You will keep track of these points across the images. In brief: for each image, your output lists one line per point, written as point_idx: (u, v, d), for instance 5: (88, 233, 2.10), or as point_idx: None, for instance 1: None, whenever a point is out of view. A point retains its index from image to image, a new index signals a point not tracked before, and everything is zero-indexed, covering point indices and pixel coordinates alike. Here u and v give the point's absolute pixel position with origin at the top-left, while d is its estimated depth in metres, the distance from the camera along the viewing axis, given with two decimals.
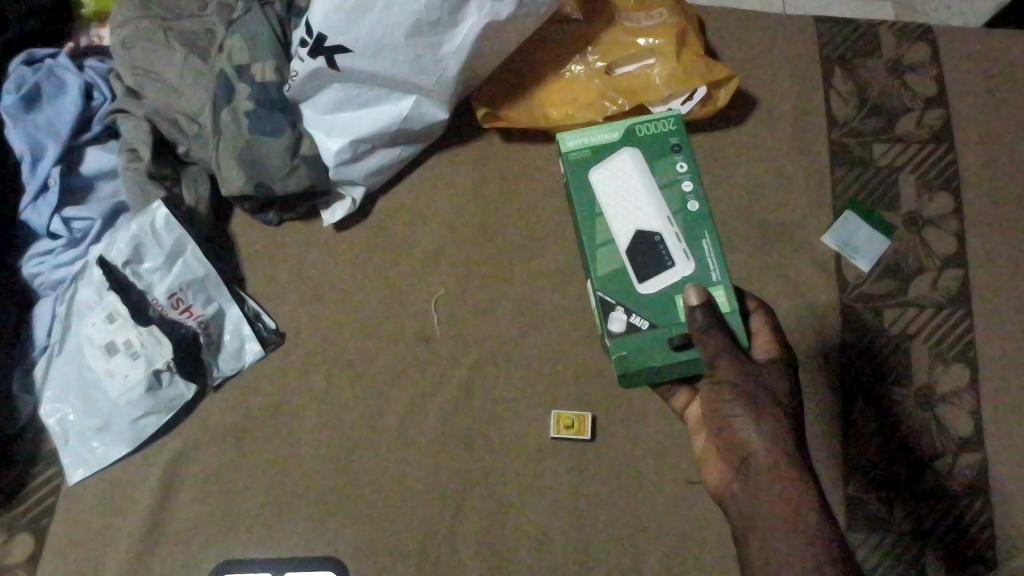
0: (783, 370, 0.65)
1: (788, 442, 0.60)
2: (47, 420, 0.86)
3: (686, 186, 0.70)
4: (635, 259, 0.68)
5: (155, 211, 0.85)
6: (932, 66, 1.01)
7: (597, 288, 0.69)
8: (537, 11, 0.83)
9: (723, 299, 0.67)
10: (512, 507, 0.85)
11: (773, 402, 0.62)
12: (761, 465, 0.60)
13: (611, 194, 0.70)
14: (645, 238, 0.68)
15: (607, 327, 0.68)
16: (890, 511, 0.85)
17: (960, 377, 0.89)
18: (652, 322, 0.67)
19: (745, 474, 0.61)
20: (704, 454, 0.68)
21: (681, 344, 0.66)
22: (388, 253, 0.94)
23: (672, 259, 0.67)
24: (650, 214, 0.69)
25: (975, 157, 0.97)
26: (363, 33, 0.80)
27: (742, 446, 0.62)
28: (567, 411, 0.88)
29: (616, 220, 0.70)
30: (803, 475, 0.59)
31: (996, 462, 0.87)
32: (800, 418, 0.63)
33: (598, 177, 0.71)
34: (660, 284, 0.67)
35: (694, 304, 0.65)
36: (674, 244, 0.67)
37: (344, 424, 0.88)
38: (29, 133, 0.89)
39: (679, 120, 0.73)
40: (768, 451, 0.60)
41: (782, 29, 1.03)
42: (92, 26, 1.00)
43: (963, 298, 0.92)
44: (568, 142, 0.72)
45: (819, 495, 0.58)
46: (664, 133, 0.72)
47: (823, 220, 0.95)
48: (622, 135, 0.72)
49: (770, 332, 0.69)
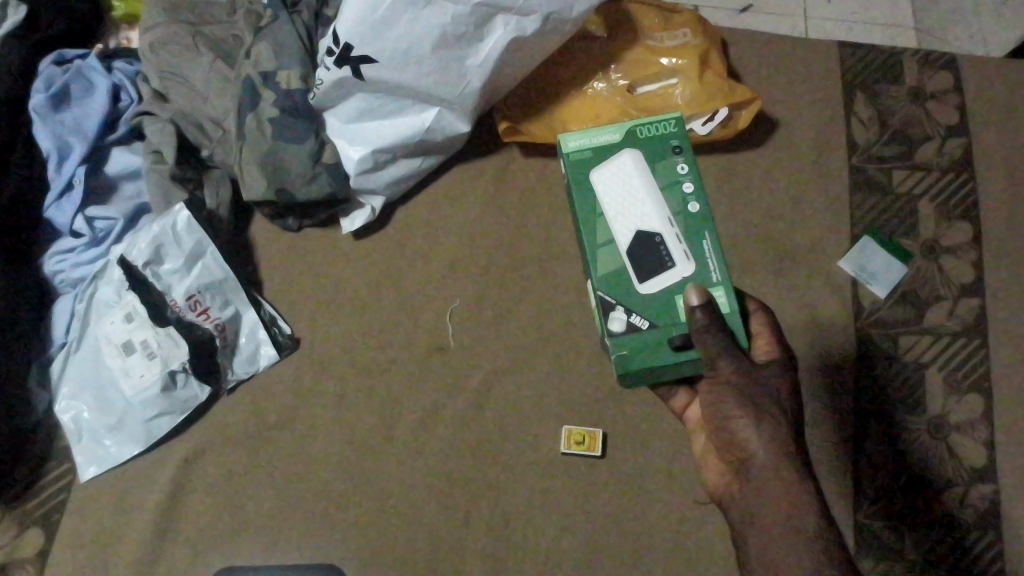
0: (783, 369, 0.64)
1: (789, 448, 0.59)
2: (62, 416, 0.86)
3: (687, 188, 0.69)
4: (635, 259, 0.68)
5: (177, 213, 0.86)
6: (954, 95, 1.01)
7: (597, 288, 0.68)
8: (563, 27, 0.84)
9: (724, 301, 0.66)
10: (522, 523, 0.85)
11: (773, 404, 0.61)
12: (761, 468, 0.59)
13: (612, 195, 0.70)
14: (645, 238, 0.68)
15: (607, 327, 0.67)
16: (901, 538, 0.85)
17: (974, 407, 0.89)
18: (652, 322, 0.67)
19: (746, 479, 0.60)
20: (704, 455, 0.68)
21: (682, 344, 0.66)
22: (405, 263, 0.94)
23: (672, 259, 0.67)
24: (651, 214, 0.68)
25: (996, 187, 0.97)
26: (390, 45, 0.81)
27: (742, 450, 0.60)
28: (579, 427, 0.87)
29: (616, 220, 0.69)
30: (805, 482, 0.58)
31: (1009, 493, 0.86)
32: (799, 422, 0.62)
33: (600, 178, 0.71)
34: (660, 284, 0.67)
35: (695, 303, 0.63)
36: (674, 244, 0.67)
37: (356, 433, 0.88)
38: (55, 130, 0.89)
39: (679, 123, 0.72)
40: (768, 451, 0.59)
41: (806, 53, 1.03)
42: (121, 28, 1.02)
43: (979, 329, 0.91)
44: (568, 143, 0.72)
45: (821, 503, 0.57)
46: (665, 135, 0.71)
47: (841, 246, 0.95)
48: (623, 137, 0.71)
49: (772, 335, 0.68)
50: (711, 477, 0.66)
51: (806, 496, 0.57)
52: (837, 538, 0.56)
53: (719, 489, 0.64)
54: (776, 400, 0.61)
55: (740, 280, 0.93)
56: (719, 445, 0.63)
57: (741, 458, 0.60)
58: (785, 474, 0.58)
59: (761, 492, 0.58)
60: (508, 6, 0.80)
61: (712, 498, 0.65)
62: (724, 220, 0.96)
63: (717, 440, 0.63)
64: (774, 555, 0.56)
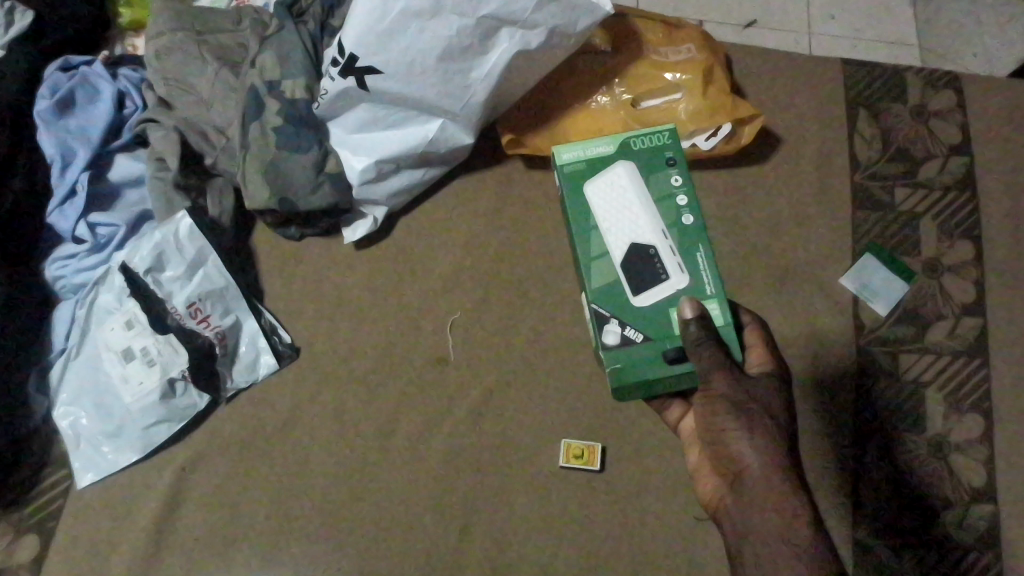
0: (778, 382, 0.64)
1: (783, 458, 0.59)
2: (59, 422, 0.86)
3: (680, 200, 0.69)
4: (630, 272, 0.68)
5: (178, 221, 0.87)
6: (957, 113, 1.01)
7: (591, 301, 0.68)
8: (567, 41, 0.84)
9: (717, 313, 0.66)
10: (518, 538, 0.84)
11: (766, 415, 0.61)
12: (754, 480, 0.58)
13: (605, 207, 0.70)
14: (640, 250, 0.68)
15: (601, 340, 0.67)
16: (898, 559, 0.84)
17: (974, 427, 0.88)
18: (646, 335, 0.66)
19: (738, 490, 0.59)
20: (699, 467, 0.67)
21: (676, 357, 0.65)
22: (406, 273, 0.95)
23: (666, 272, 0.67)
24: (645, 227, 0.68)
25: (998, 206, 0.97)
26: (395, 56, 0.81)
27: (736, 461, 0.60)
28: (578, 440, 0.87)
29: (611, 232, 0.69)
30: (799, 493, 0.58)
31: (1009, 514, 0.86)
32: (794, 435, 0.62)
33: (594, 190, 0.71)
34: (654, 296, 0.67)
35: (689, 316, 0.64)
36: (668, 256, 0.67)
37: (354, 444, 0.88)
38: (61, 137, 0.89)
39: (674, 134, 0.72)
40: (761, 462, 0.58)
41: (810, 70, 1.03)
42: (128, 35, 1.02)
43: (979, 349, 0.91)
44: (563, 155, 0.72)
45: (814, 513, 0.57)
46: (659, 147, 0.72)
47: (842, 263, 0.95)
48: (618, 149, 0.72)
49: (766, 349, 0.68)
50: (705, 490, 0.65)
51: (802, 508, 0.57)
52: (829, 548, 0.55)
53: (712, 503, 0.64)
54: (769, 412, 0.61)
55: (742, 297, 0.93)
56: (712, 457, 0.62)
57: (735, 469, 0.60)
58: (779, 485, 0.57)
59: (755, 504, 0.58)
60: (513, 19, 0.80)
61: (706, 512, 0.65)
62: (726, 236, 0.96)
63: (709, 453, 0.63)
64: (770, 568, 0.55)
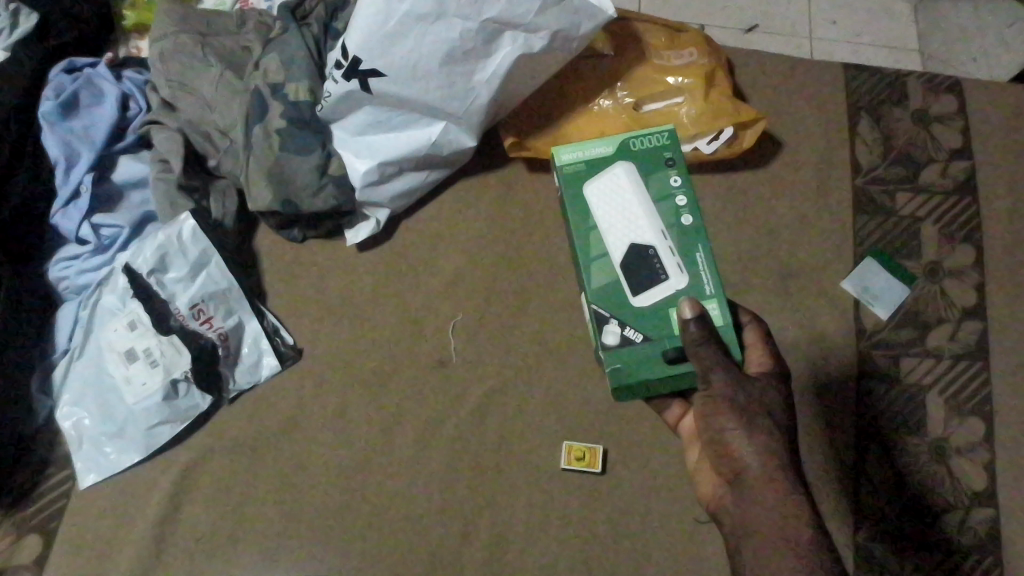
0: (777, 383, 0.64)
1: (781, 456, 0.59)
2: (63, 423, 0.86)
3: (680, 201, 0.69)
4: (629, 272, 0.68)
5: (183, 222, 0.87)
6: (958, 118, 1.01)
7: (591, 302, 0.68)
8: (569, 45, 0.84)
9: (716, 313, 0.67)
10: (518, 540, 0.84)
11: (765, 415, 0.61)
12: (753, 480, 0.58)
13: (605, 208, 0.70)
14: (639, 251, 0.68)
15: (601, 340, 0.67)
16: (900, 562, 0.84)
17: (974, 432, 0.89)
18: (646, 335, 0.67)
19: (738, 488, 0.59)
20: (698, 466, 0.68)
21: (676, 357, 0.65)
22: (407, 275, 0.95)
23: (666, 272, 0.67)
24: (644, 227, 0.68)
25: (999, 211, 0.97)
26: (398, 59, 0.81)
27: (736, 461, 0.60)
28: (579, 443, 0.87)
29: (610, 232, 0.70)
30: (798, 491, 0.58)
31: (1009, 518, 0.86)
32: (793, 434, 0.62)
33: (593, 191, 0.71)
34: (654, 296, 0.67)
35: (689, 316, 0.64)
36: (667, 256, 0.67)
37: (354, 446, 0.88)
38: (64, 138, 0.89)
39: (673, 135, 0.73)
40: (761, 461, 0.59)
41: (812, 74, 1.03)
42: (132, 37, 1.03)
43: (980, 353, 0.91)
44: (562, 156, 0.72)
45: (813, 510, 0.57)
46: (658, 148, 0.72)
47: (843, 267, 0.95)
48: (617, 150, 0.72)
49: (765, 348, 0.68)
50: (705, 490, 0.66)
51: (801, 506, 0.57)
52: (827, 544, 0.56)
53: (713, 501, 0.64)
54: (768, 410, 0.61)
55: (743, 300, 0.93)
56: (712, 456, 0.63)
57: (734, 469, 0.60)
58: (779, 484, 0.58)
59: (756, 502, 0.58)
60: (515, 23, 0.80)
61: (706, 511, 0.65)
62: (727, 240, 0.96)
63: (710, 453, 0.63)
64: (771, 567, 0.55)
